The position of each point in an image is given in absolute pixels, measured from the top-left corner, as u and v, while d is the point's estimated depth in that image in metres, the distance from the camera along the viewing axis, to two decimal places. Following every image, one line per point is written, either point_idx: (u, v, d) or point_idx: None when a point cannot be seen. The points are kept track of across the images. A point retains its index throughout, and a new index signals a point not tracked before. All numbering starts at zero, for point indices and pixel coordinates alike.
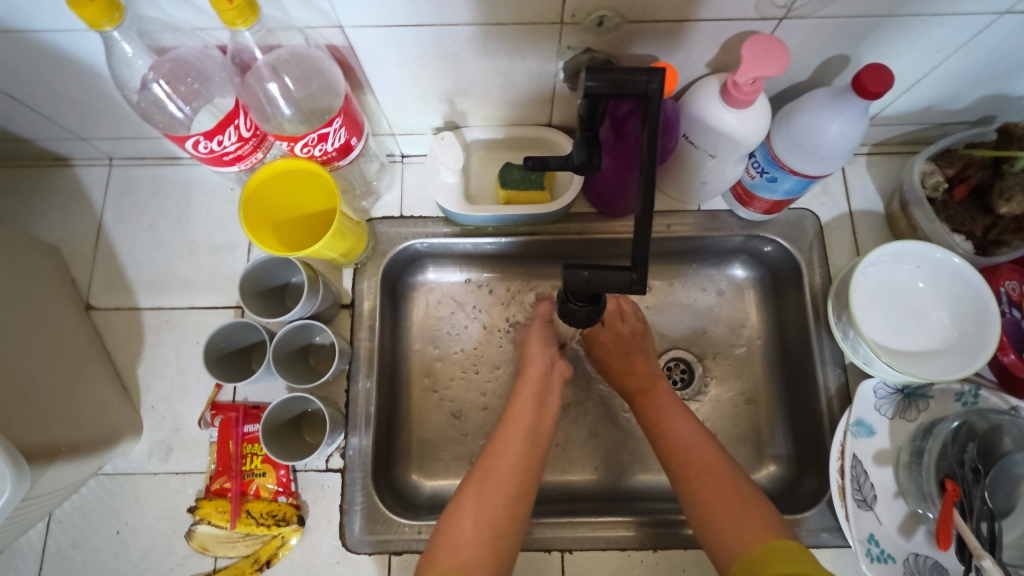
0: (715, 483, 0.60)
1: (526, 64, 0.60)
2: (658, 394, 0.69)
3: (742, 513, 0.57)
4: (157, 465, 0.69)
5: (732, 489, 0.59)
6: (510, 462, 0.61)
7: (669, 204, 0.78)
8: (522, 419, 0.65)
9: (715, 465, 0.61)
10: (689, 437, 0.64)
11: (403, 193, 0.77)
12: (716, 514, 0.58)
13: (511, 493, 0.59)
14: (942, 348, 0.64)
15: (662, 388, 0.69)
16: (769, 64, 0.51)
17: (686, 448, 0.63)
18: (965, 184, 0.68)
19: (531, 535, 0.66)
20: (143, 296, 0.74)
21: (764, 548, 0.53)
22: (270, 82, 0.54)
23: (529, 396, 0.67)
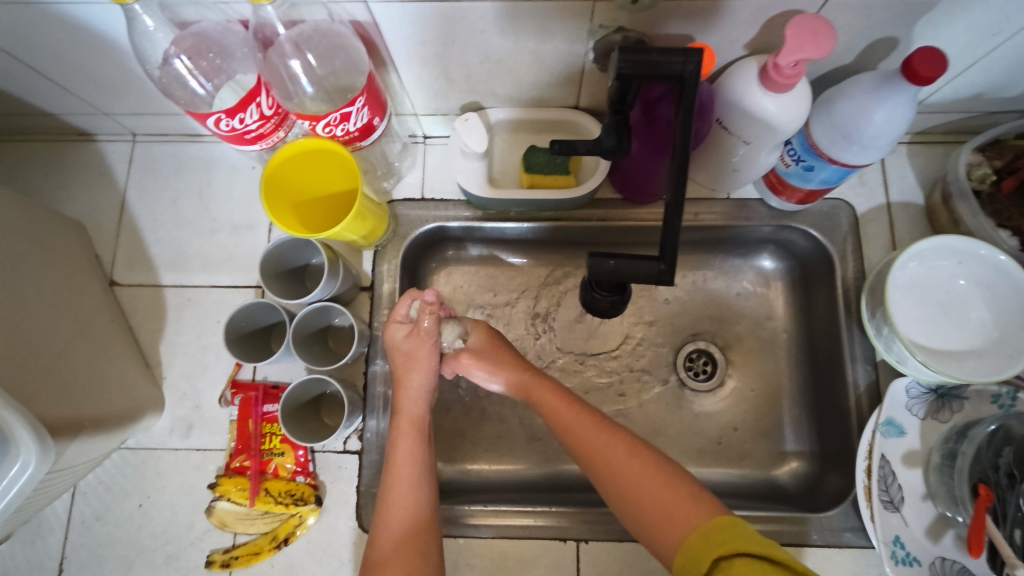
0: (629, 471, 0.55)
1: (553, 42, 0.57)
2: (546, 393, 0.62)
3: (667, 496, 0.52)
4: (179, 441, 0.69)
5: (648, 476, 0.54)
6: (405, 490, 0.57)
7: (697, 191, 0.75)
8: (409, 461, 0.59)
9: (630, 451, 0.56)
10: (593, 430, 0.58)
11: (424, 174, 0.76)
12: (643, 502, 0.53)
13: (416, 529, 0.55)
14: (981, 348, 0.62)
15: (552, 391, 0.62)
16: (815, 46, 0.48)
17: (592, 443, 0.57)
18: (1015, 177, 0.64)
19: (467, 521, 0.67)
20: (165, 273, 0.74)
21: (707, 528, 0.48)
22: (292, 59, 0.53)
23: (405, 430, 0.61)
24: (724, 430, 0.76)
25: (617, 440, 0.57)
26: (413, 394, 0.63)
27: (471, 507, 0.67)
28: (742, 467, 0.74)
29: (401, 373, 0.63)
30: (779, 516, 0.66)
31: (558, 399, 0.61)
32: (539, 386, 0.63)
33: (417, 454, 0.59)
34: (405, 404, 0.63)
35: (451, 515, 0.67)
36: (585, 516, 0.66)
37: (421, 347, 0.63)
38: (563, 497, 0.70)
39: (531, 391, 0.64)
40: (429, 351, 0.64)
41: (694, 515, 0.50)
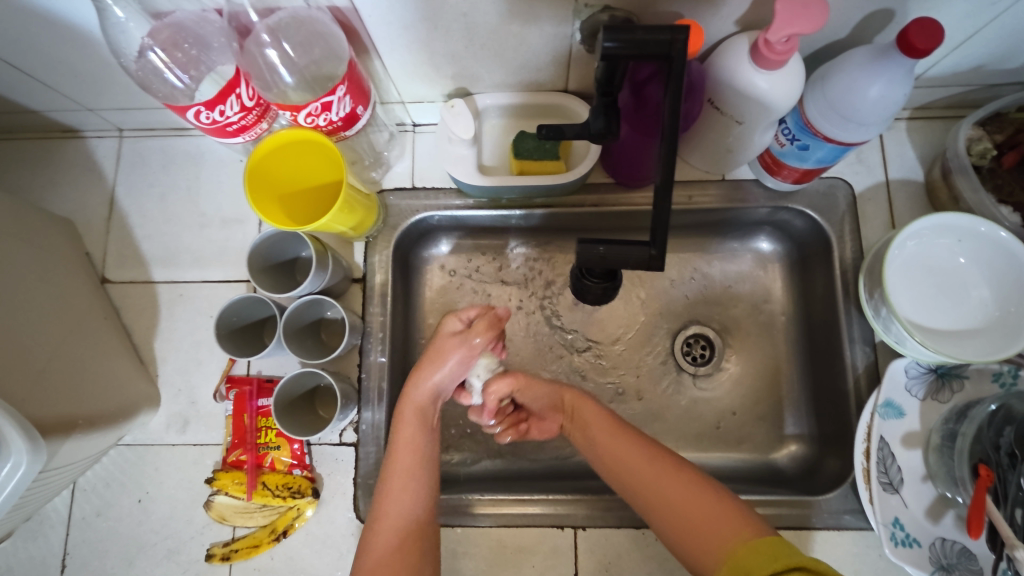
0: (665, 486, 0.54)
1: (539, 25, 0.56)
2: (587, 409, 0.63)
3: (705, 515, 0.51)
4: (176, 436, 0.70)
5: (685, 493, 0.53)
6: (403, 477, 0.57)
7: (691, 173, 0.74)
8: (410, 449, 0.58)
9: (666, 467, 0.56)
10: (630, 446, 0.58)
11: (413, 162, 0.75)
12: (682, 516, 0.52)
13: (416, 520, 0.56)
14: (981, 327, 0.61)
15: (593, 411, 0.63)
16: (806, 20, 0.47)
17: (630, 458, 0.57)
18: (1016, 152, 0.63)
19: (474, 511, 0.67)
20: (156, 269, 0.74)
21: (748, 546, 0.47)
22: (269, 47, 0.52)
23: (411, 419, 0.60)
24: (723, 414, 0.75)
25: (653, 458, 0.56)
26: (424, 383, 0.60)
27: (482, 497, 0.67)
28: (741, 451, 0.74)
29: (424, 364, 0.60)
30: (782, 500, 0.66)
31: (595, 415, 0.62)
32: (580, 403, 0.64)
33: (419, 438, 0.59)
34: (414, 394, 0.60)
35: (461, 506, 0.67)
36: (586, 504, 0.66)
37: (463, 351, 0.60)
38: (564, 485, 0.70)
39: (574, 408, 0.64)
40: (471, 361, 0.61)
41: (733, 533, 0.49)
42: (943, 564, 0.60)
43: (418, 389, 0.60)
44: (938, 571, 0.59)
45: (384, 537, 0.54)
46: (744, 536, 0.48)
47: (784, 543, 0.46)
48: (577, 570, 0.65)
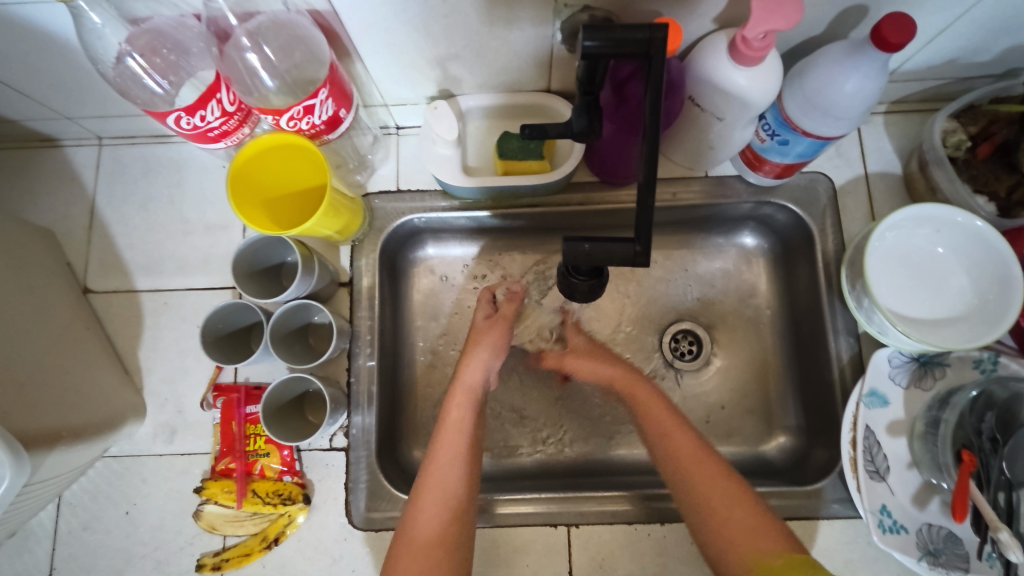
0: (715, 488, 0.56)
1: (520, 25, 0.56)
2: (645, 395, 0.66)
3: (748, 526, 0.54)
4: (163, 446, 0.69)
5: (731, 502, 0.55)
6: (448, 451, 0.59)
7: (675, 171, 0.75)
8: (457, 421, 0.62)
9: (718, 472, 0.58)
10: (687, 441, 0.60)
11: (398, 165, 0.75)
12: (727, 520, 0.54)
13: (461, 488, 0.57)
14: (961, 315, 0.62)
15: (650, 395, 0.66)
16: (781, 16, 0.47)
17: (686, 453, 0.59)
18: (989, 143, 0.64)
19: (502, 512, 0.67)
20: (140, 278, 0.73)
21: (781, 561, 0.50)
22: (250, 52, 0.51)
23: (463, 396, 0.64)
24: (712, 409, 0.76)
25: (709, 458, 0.59)
26: (473, 362, 0.67)
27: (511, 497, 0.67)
28: (731, 444, 0.75)
29: (473, 347, 0.68)
30: (772, 492, 0.66)
31: (657, 403, 0.64)
32: (632, 385, 0.67)
33: (465, 414, 0.62)
34: (466, 377, 0.65)
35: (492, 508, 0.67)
36: (584, 502, 0.67)
37: (499, 327, 0.71)
38: (560, 483, 0.70)
39: (628, 393, 0.67)
40: (504, 332, 0.71)
41: (769, 545, 0.52)
42: (930, 550, 0.60)
43: (466, 366, 0.66)
44: (925, 557, 0.60)
45: (427, 516, 0.55)
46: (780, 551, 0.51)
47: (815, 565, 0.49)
48: (572, 567, 0.65)
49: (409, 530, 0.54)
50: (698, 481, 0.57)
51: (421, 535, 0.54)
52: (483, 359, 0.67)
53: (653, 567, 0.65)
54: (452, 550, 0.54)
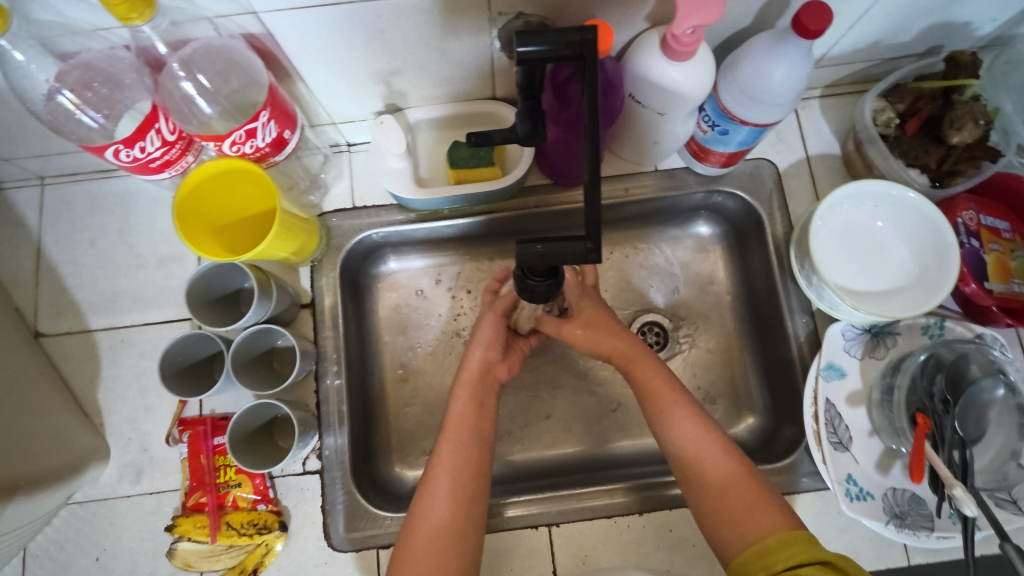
0: (714, 465, 0.55)
1: (458, 36, 0.57)
2: (642, 368, 0.63)
3: (746, 503, 0.52)
4: (130, 487, 0.67)
5: (732, 479, 0.54)
6: (451, 449, 0.59)
7: (625, 167, 0.77)
8: (462, 417, 0.61)
9: (717, 447, 0.56)
10: (690, 418, 0.58)
11: (352, 183, 0.74)
12: (726, 499, 0.53)
13: (460, 489, 0.56)
14: (904, 284, 0.65)
15: (651, 369, 0.62)
16: (705, 12, 0.49)
17: (689, 429, 0.57)
18: (917, 118, 0.67)
19: (508, 514, 0.67)
20: (94, 317, 0.71)
21: (779, 538, 0.48)
22: (184, 80, 0.51)
23: (467, 399, 0.63)
24: None
25: (709, 434, 0.57)
26: (475, 350, 0.66)
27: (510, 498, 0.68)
28: None
29: (475, 342, 0.67)
30: None
31: (659, 377, 0.61)
32: (631, 359, 0.64)
33: (468, 401, 0.62)
34: (467, 370, 0.65)
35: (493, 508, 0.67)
36: (565, 500, 0.67)
37: (490, 326, 0.68)
38: (543, 484, 0.71)
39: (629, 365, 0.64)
40: (495, 326, 0.68)
41: (769, 523, 0.50)
42: (896, 513, 0.63)
43: (465, 363, 0.66)
44: (893, 520, 0.63)
45: (438, 509, 0.55)
46: (777, 527, 0.49)
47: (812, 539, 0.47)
48: (555, 567, 0.66)
49: (418, 524, 0.54)
50: (701, 456, 0.56)
51: (433, 527, 0.54)
52: (481, 356, 0.66)
53: (636, 558, 0.66)
54: (462, 541, 0.54)
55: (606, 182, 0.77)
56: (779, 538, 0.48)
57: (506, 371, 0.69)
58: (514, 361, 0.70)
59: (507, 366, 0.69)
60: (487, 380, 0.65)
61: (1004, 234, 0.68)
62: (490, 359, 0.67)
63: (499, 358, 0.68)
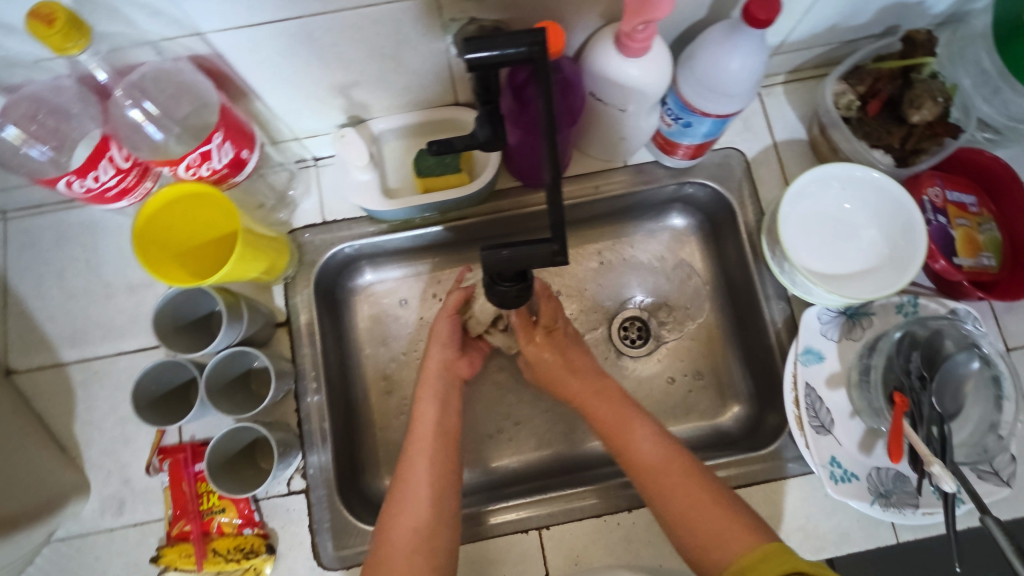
0: (676, 483, 0.58)
1: (412, 45, 0.56)
2: (598, 404, 0.66)
3: (715, 520, 0.54)
4: (113, 520, 0.66)
5: (700, 499, 0.56)
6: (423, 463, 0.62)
7: (594, 164, 0.77)
8: (429, 421, 0.65)
9: (681, 470, 0.59)
10: (650, 441, 0.61)
11: (321, 198, 0.74)
12: (695, 517, 0.55)
13: (433, 493, 0.60)
14: (875, 265, 0.65)
15: (604, 401, 0.66)
16: (655, 6, 0.49)
17: (650, 457, 0.60)
18: (877, 99, 0.67)
19: (492, 521, 0.67)
20: (66, 350, 0.70)
21: (756, 553, 0.50)
22: (131, 108, 0.51)
23: (432, 396, 0.67)
24: (665, 389, 0.78)
25: (669, 457, 0.60)
26: (434, 351, 0.70)
27: (496, 504, 0.68)
28: (691, 424, 0.77)
29: (433, 344, 0.70)
30: (730, 462, 0.68)
31: (615, 406, 0.65)
32: (585, 394, 0.67)
33: (433, 411, 0.66)
34: (429, 372, 0.69)
35: (479, 515, 0.67)
36: (548, 505, 0.67)
37: (446, 323, 0.71)
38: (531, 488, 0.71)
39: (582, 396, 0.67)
40: (452, 325, 0.71)
41: (743, 539, 0.52)
42: (881, 492, 0.63)
43: (425, 366, 0.69)
44: (878, 499, 0.63)
45: (412, 514, 0.58)
46: (754, 543, 0.51)
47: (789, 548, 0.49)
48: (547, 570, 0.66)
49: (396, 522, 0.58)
50: (665, 481, 0.58)
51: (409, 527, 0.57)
52: (439, 357, 0.70)
53: (626, 555, 0.66)
54: (435, 539, 0.57)
55: (576, 181, 0.76)
56: (757, 553, 0.50)
57: (468, 368, 0.72)
58: (475, 357, 0.74)
59: (469, 362, 0.72)
60: (450, 389, 0.68)
61: (971, 208, 0.70)
62: (450, 360, 0.70)
63: (459, 357, 0.71)
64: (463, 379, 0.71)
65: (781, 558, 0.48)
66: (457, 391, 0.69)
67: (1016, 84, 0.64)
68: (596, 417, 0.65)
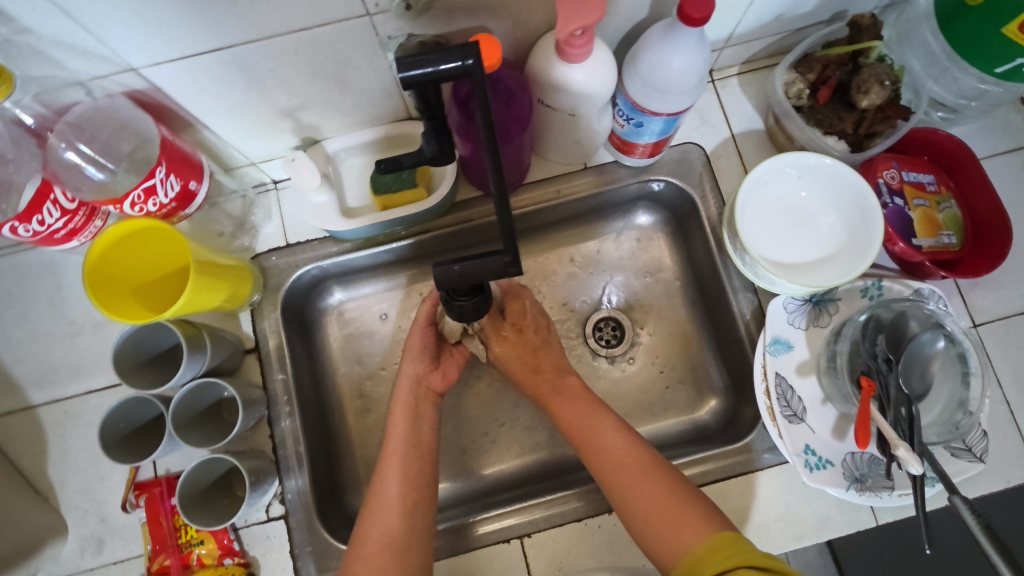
0: (634, 477, 0.59)
1: (353, 64, 0.56)
2: (564, 405, 0.67)
3: (671, 513, 0.55)
4: (92, 559, 0.66)
5: (660, 493, 0.57)
6: (395, 472, 0.63)
7: (555, 169, 0.76)
8: (401, 435, 0.66)
9: (642, 464, 0.60)
10: (612, 436, 0.63)
11: (281, 221, 0.73)
12: (653, 509, 0.56)
13: (406, 501, 0.61)
14: (835, 252, 0.65)
15: (571, 400, 0.68)
16: (588, 12, 0.49)
17: (613, 454, 0.61)
18: (827, 86, 0.67)
19: (479, 530, 0.67)
20: (34, 392, 0.69)
21: (707, 545, 0.51)
22: (67, 150, 0.51)
23: (403, 408, 0.68)
24: (642, 387, 0.78)
25: (631, 453, 0.61)
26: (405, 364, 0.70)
27: (484, 514, 0.68)
28: (669, 420, 0.77)
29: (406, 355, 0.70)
30: (707, 456, 0.68)
31: (577, 407, 0.67)
32: (552, 396, 0.69)
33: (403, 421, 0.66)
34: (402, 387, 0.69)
35: (464, 526, 0.67)
36: (529, 512, 0.67)
37: (418, 338, 0.70)
38: (515, 495, 0.72)
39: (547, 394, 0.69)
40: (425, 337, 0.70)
41: (697, 531, 0.53)
42: (857, 476, 0.63)
43: (398, 383, 0.70)
44: (854, 484, 0.63)
45: (384, 524, 0.59)
46: (706, 534, 0.52)
47: (737, 538, 0.51)
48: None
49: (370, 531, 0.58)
50: (628, 477, 0.59)
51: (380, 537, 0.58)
52: (410, 372, 0.70)
53: (609, 557, 0.66)
54: (406, 554, 0.57)
55: (538, 187, 0.76)
56: (709, 545, 0.51)
57: (442, 380, 0.72)
58: (449, 370, 0.73)
59: (443, 375, 0.72)
60: (422, 397, 0.69)
61: (929, 187, 0.70)
62: (421, 372, 0.70)
63: (432, 369, 0.71)
64: (438, 392, 0.71)
65: (727, 547, 0.49)
66: (429, 403, 0.69)
67: (964, 64, 0.66)
68: (562, 416, 0.67)
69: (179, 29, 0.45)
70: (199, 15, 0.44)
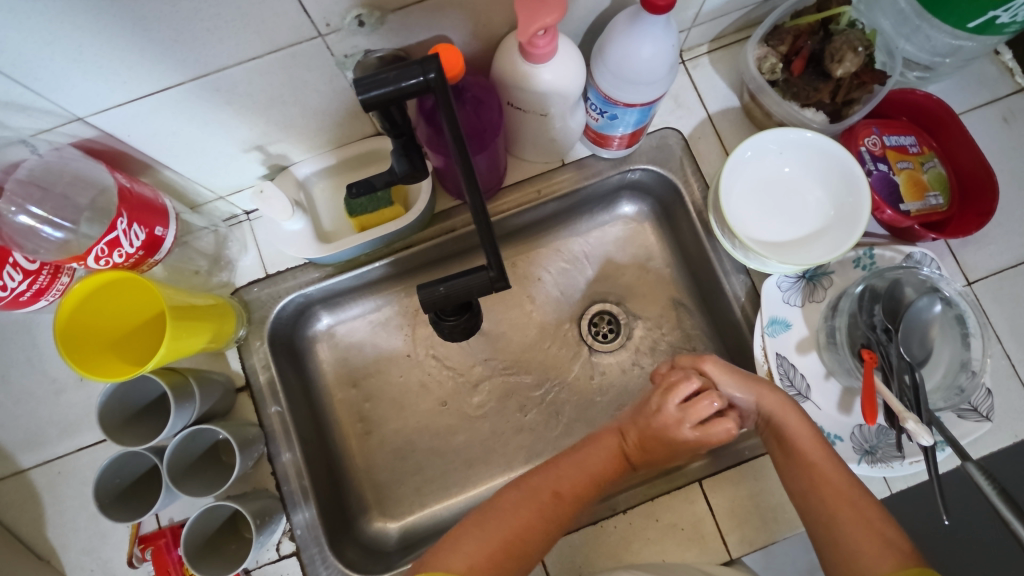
0: (831, 484, 0.54)
1: (312, 88, 0.54)
2: (794, 424, 0.58)
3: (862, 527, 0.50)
4: None
5: (853, 509, 0.52)
6: (574, 472, 0.59)
7: (534, 169, 0.74)
8: (586, 471, 0.59)
9: (846, 498, 0.53)
10: (814, 445, 0.57)
11: (259, 252, 0.71)
12: (834, 522, 0.52)
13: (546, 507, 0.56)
14: (824, 226, 0.64)
15: (803, 428, 0.58)
16: (547, 11, 0.47)
17: (832, 497, 0.53)
18: (800, 57, 0.66)
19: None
20: (24, 455, 0.67)
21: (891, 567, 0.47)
22: (19, 215, 0.50)
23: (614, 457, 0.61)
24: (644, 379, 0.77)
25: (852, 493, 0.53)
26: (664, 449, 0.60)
27: None
28: None
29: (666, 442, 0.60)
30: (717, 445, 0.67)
31: (802, 429, 0.58)
32: (785, 414, 0.59)
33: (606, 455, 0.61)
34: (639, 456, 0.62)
35: None
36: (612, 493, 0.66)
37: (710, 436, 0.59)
38: None
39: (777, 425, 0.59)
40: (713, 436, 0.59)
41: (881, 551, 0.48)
42: (867, 449, 0.63)
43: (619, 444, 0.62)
44: (864, 457, 0.63)
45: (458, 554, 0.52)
46: (891, 565, 0.47)
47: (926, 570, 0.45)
48: None
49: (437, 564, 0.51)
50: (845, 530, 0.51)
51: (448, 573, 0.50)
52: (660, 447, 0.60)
53: (630, 556, 0.64)
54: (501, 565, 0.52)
55: (518, 189, 0.74)
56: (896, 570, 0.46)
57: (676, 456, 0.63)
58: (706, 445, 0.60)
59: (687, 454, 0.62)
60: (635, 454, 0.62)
61: (910, 149, 0.70)
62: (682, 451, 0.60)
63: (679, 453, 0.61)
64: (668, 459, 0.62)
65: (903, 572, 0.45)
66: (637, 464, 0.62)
67: (934, 22, 0.65)
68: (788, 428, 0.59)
69: (128, 71, 0.43)
70: (143, 56, 0.42)
